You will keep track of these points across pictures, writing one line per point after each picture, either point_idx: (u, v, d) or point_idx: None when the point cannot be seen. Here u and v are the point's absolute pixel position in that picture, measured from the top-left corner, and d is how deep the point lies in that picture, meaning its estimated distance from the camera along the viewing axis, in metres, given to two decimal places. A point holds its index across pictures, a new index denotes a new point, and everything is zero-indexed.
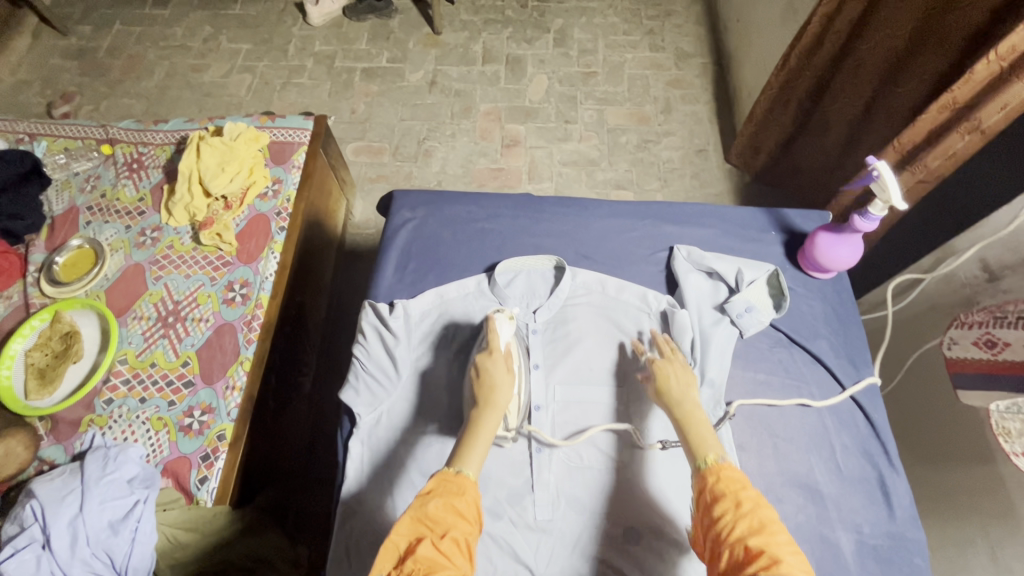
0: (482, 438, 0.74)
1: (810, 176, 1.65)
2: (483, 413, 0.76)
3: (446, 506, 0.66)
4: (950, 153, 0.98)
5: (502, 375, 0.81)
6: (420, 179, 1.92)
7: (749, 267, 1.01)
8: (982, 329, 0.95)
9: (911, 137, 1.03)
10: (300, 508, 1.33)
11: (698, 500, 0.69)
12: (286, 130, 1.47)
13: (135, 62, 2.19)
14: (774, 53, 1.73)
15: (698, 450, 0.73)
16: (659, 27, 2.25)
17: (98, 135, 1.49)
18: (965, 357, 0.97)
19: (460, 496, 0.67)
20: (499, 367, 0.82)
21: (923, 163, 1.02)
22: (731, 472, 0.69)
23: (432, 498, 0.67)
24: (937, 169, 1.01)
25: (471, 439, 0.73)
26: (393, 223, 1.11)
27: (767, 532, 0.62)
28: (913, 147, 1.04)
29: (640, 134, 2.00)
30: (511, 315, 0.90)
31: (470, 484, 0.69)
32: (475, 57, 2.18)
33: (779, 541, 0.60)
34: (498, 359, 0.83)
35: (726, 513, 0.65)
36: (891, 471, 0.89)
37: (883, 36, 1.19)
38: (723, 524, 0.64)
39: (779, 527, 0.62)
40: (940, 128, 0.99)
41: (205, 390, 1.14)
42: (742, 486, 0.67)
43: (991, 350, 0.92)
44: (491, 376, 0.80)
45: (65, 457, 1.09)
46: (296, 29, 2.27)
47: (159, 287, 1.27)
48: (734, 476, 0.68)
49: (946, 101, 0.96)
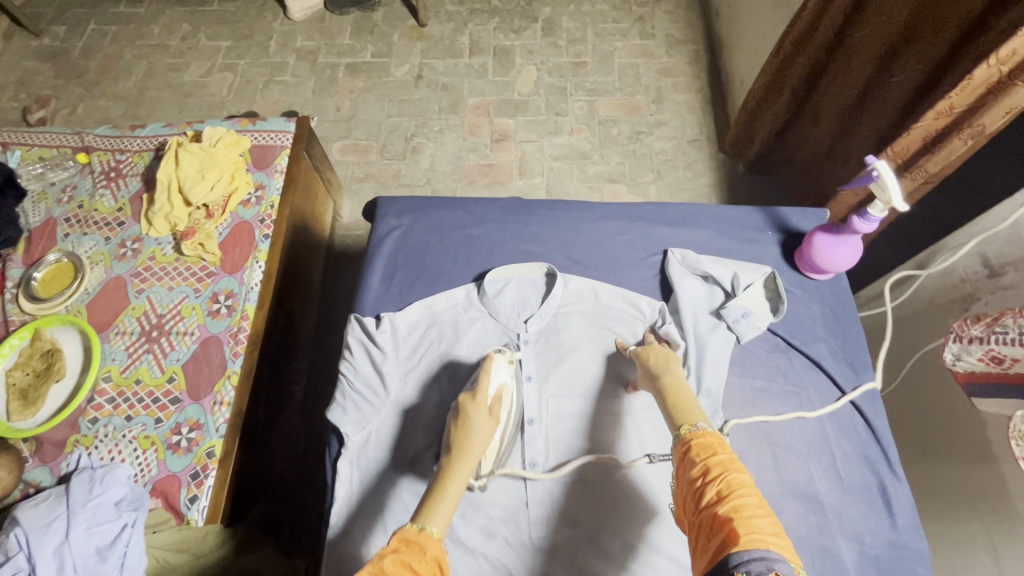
0: (447, 499, 0.69)
1: (803, 168, 1.62)
2: (455, 463, 0.72)
3: (401, 563, 0.60)
4: (950, 157, 0.96)
5: (480, 423, 0.76)
6: (408, 177, 1.88)
7: (744, 270, 0.99)
8: (984, 345, 0.85)
9: (905, 145, 0.99)
10: (295, 521, 1.32)
11: (676, 469, 0.68)
12: (267, 133, 1.43)
13: (111, 63, 2.13)
14: (767, 39, 1.68)
15: (680, 417, 0.72)
16: (649, 14, 2.20)
17: (73, 143, 1.44)
18: (974, 371, 0.87)
19: (419, 555, 0.61)
20: (480, 412, 0.77)
21: (924, 168, 0.99)
22: (705, 438, 0.67)
23: (389, 554, 0.61)
24: (937, 172, 1.00)
25: (437, 497, 0.68)
26: (378, 231, 1.08)
27: (738, 497, 0.60)
28: (909, 153, 1.01)
29: (632, 125, 1.96)
30: (511, 358, 0.87)
31: (432, 543, 0.63)
32: (461, 49, 2.12)
33: (749, 505, 0.58)
34: (481, 406, 0.77)
35: (698, 479, 0.63)
36: (892, 477, 0.88)
37: (879, 23, 1.16)
38: (697, 490, 0.63)
39: (752, 491, 0.60)
40: (936, 133, 0.96)
41: (192, 406, 1.12)
42: (716, 450, 0.65)
43: (1001, 365, 0.83)
44: (468, 420, 0.76)
45: (51, 479, 1.06)
46: (277, 24, 2.20)
47: (141, 300, 1.24)
48: (708, 442, 0.66)
49: (943, 108, 0.92)
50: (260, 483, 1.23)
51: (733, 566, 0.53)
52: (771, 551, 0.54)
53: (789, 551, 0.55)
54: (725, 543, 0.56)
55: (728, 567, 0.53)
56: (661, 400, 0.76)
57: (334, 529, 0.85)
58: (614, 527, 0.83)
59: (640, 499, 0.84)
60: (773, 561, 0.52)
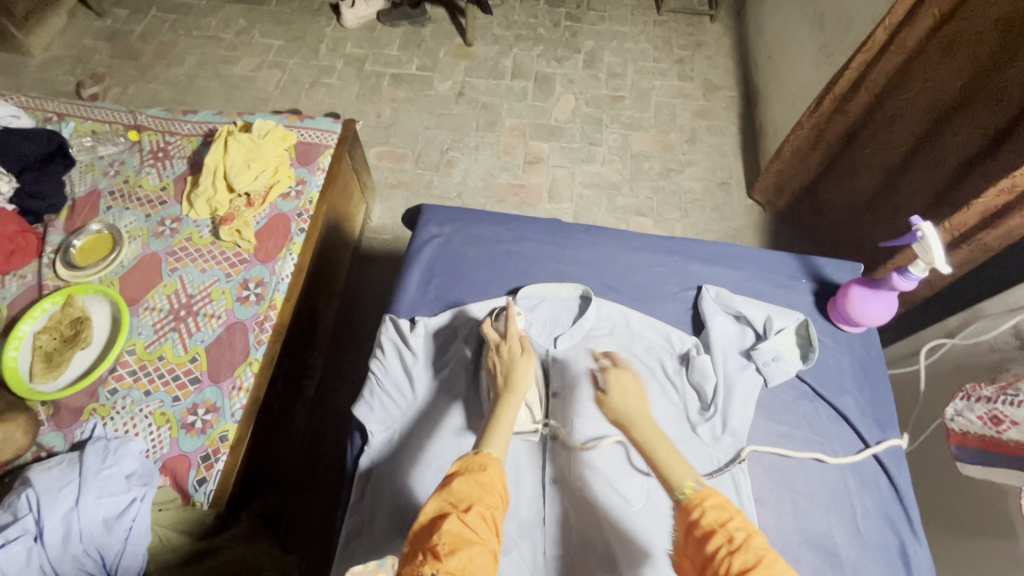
0: (502, 424, 0.74)
1: (833, 219, 1.66)
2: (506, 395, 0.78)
3: (469, 482, 0.65)
4: (1010, 234, 0.98)
5: (519, 355, 0.84)
6: (440, 189, 1.91)
7: (778, 314, 0.99)
8: (988, 404, 0.89)
9: (964, 219, 1.02)
10: (291, 516, 1.31)
11: (686, 536, 0.64)
12: (314, 132, 1.47)
13: (166, 49, 2.20)
14: (804, 94, 1.72)
15: (669, 479, 0.68)
16: (689, 57, 2.25)
17: (126, 120, 1.50)
18: (969, 430, 0.92)
19: (483, 471, 0.66)
20: (517, 351, 0.85)
21: (983, 240, 1.02)
22: (715, 500, 0.64)
23: (456, 477, 0.66)
24: (994, 246, 1.01)
25: (493, 426, 0.73)
26: (418, 238, 1.10)
27: (764, 562, 0.57)
28: (967, 227, 1.03)
29: (663, 161, 2.00)
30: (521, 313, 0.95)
31: (492, 463, 0.68)
32: (504, 72, 2.18)
33: (778, 569, 0.56)
34: (518, 343, 0.86)
35: (718, 549, 0.60)
36: (913, 538, 0.87)
37: (925, 87, 1.22)
38: (718, 560, 0.59)
39: (778, 559, 0.58)
40: (997, 209, 0.99)
41: (211, 388, 1.13)
42: (729, 513, 0.62)
43: (998, 427, 0.86)
44: (511, 357, 0.84)
45: (64, 445, 1.07)
46: (329, 29, 2.28)
47: (174, 279, 1.26)
48: (719, 504, 0.63)
49: (1005, 186, 0.96)
50: (268, 472, 1.24)
51: None
52: None
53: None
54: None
55: None
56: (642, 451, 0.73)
57: (350, 526, 0.85)
58: (632, 553, 0.81)
59: (656, 531, 0.83)
60: None
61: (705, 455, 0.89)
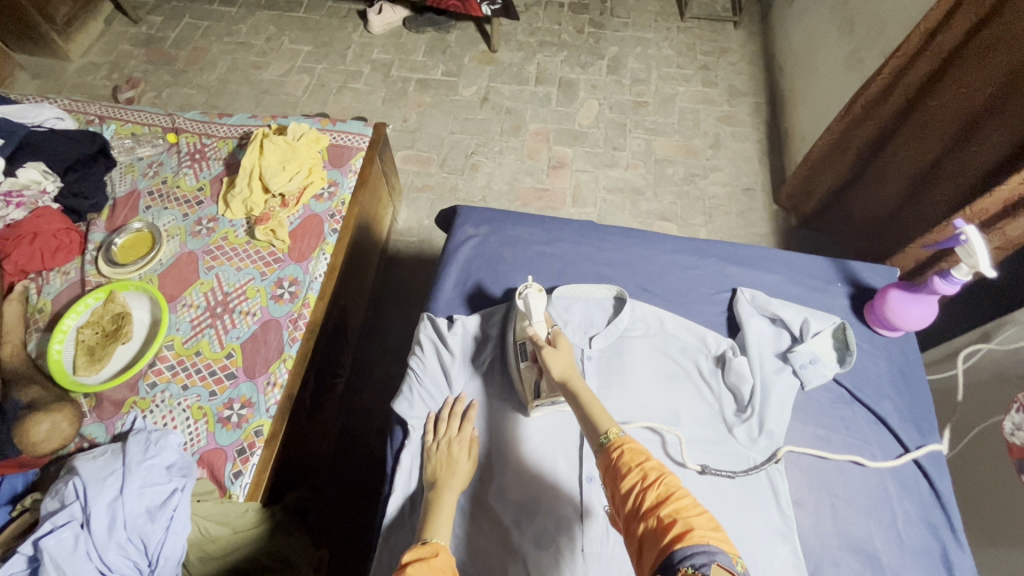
0: (444, 516, 0.79)
1: (860, 226, 1.63)
2: (442, 492, 0.83)
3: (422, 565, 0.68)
4: None
5: (462, 458, 0.88)
6: (465, 192, 1.93)
7: (815, 317, 0.99)
8: None
9: (986, 206, 1.05)
10: (323, 510, 1.33)
11: (605, 478, 0.69)
12: (346, 135, 1.50)
13: (199, 55, 2.26)
14: (832, 100, 1.72)
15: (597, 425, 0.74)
16: (713, 63, 2.25)
17: (165, 123, 1.54)
18: None
19: (434, 556, 0.70)
20: (462, 450, 0.89)
21: (1003, 231, 1.05)
22: (634, 446, 0.70)
23: (408, 566, 0.68)
24: (1016, 238, 1.04)
25: (434, 515, 0.79)
26: (454, 238, 1.11)
27: (675, 500, 0.62)
28: (988, 215, 1.06)
29: (687, 167, 2.00)
30: (540, 291, 0.94)
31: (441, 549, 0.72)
32: (528, 77, 2.21)
33: (687, 507, 0.61)
34: (465, 445, 0.89)
35: (636, 486, 0.65)
36: (956, 545, 0.86)
37: (957, 92, 1.21)
38: (635, 497, 0.64)
39: (687, 493, 0.63)
40: (1018, 199, 1.01)
41: (247, 383, 1.15)
42: (645, 457, 0.68)
43: None
44: (453, 455, 0.88)
45: (105, 437, 1.10)
46: (356, 35, 2.32)
47: (210, 277, 1.29)
48: (637, 450, 0.69)
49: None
50: (301, 467, 1.26)
51: (678, 561, 0.55)
52: (710, 545, 0.56)
53: (726, 544, 0.57)
54: (671, 540, 0.58)
55: (673, 563, 0.55)
56: (576, 405, 0.79)
57: (390, 520, 0.87)
58: None
59: None
60: (715, 554, 0.55)
61: (740, 454, 0.90)
